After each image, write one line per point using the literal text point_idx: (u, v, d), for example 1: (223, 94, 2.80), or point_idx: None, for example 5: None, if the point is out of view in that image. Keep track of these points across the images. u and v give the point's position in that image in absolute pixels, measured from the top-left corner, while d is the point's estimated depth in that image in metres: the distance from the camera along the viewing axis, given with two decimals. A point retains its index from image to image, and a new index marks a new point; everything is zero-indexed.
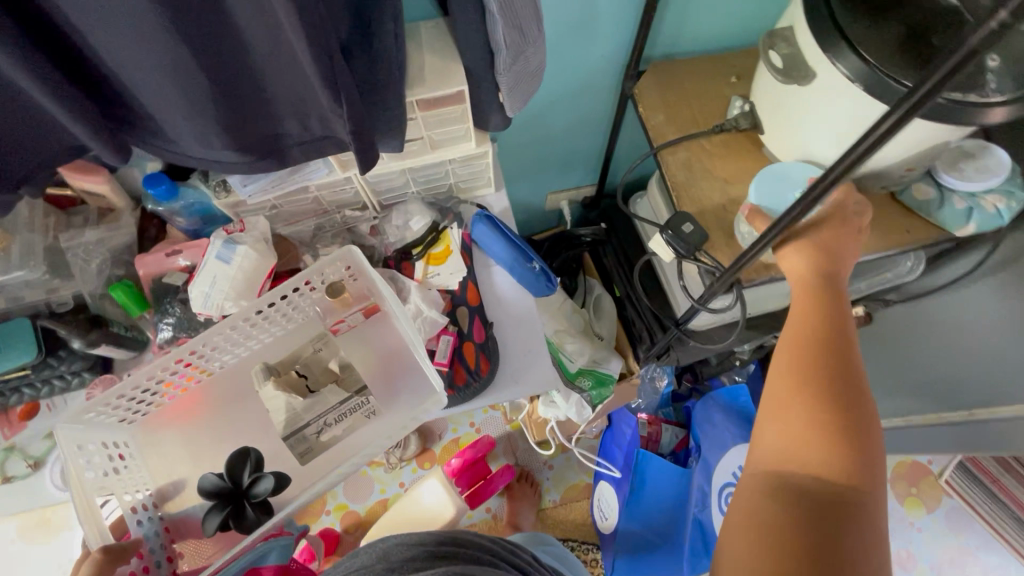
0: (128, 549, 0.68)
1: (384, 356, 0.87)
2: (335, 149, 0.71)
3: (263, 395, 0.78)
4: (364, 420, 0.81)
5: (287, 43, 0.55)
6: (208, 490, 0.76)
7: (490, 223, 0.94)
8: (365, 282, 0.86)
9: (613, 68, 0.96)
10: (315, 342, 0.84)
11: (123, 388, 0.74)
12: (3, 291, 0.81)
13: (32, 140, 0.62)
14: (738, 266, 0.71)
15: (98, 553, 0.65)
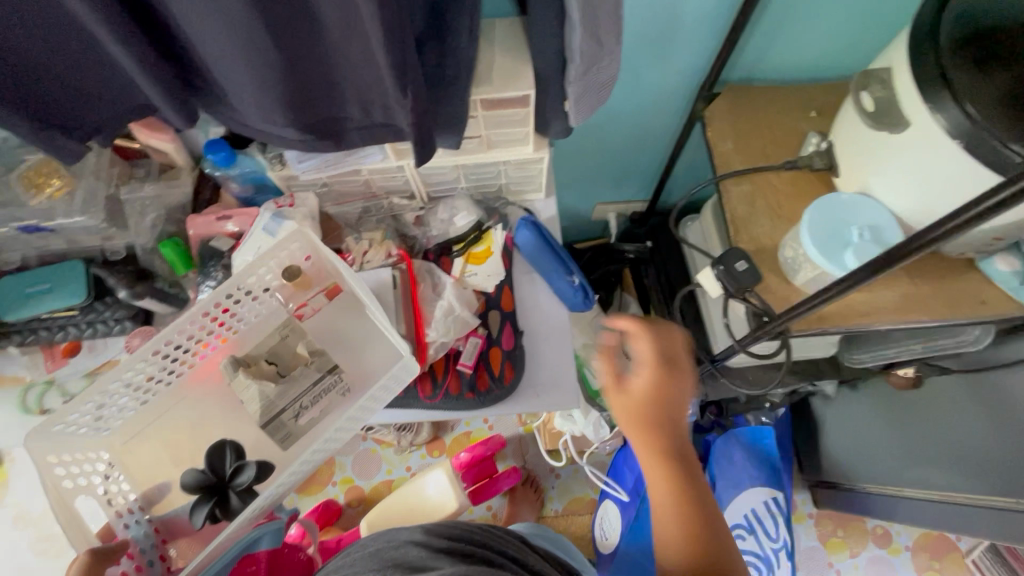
0: (115, 549, 0.66)
1: (360, 346, 0.82)
2: (391, 138, 0.70)
3: (238, 388, 0.76)
4: (341, 398, 0.78)
5: (360, 30, 0.54)
6: (191, 486, 0.73)
7: (536, 229, 0.91)
8: (322, 262, 0.83)
9: (686, 87, 0.92)
10: (280, 329, 0.79)
11: (96, 387, 0.71)
12: (63, 233, 0.86)
13: (109, 95, 0.64)
14: (804, 307, 0.68)
15: (85, 554, 0.63)
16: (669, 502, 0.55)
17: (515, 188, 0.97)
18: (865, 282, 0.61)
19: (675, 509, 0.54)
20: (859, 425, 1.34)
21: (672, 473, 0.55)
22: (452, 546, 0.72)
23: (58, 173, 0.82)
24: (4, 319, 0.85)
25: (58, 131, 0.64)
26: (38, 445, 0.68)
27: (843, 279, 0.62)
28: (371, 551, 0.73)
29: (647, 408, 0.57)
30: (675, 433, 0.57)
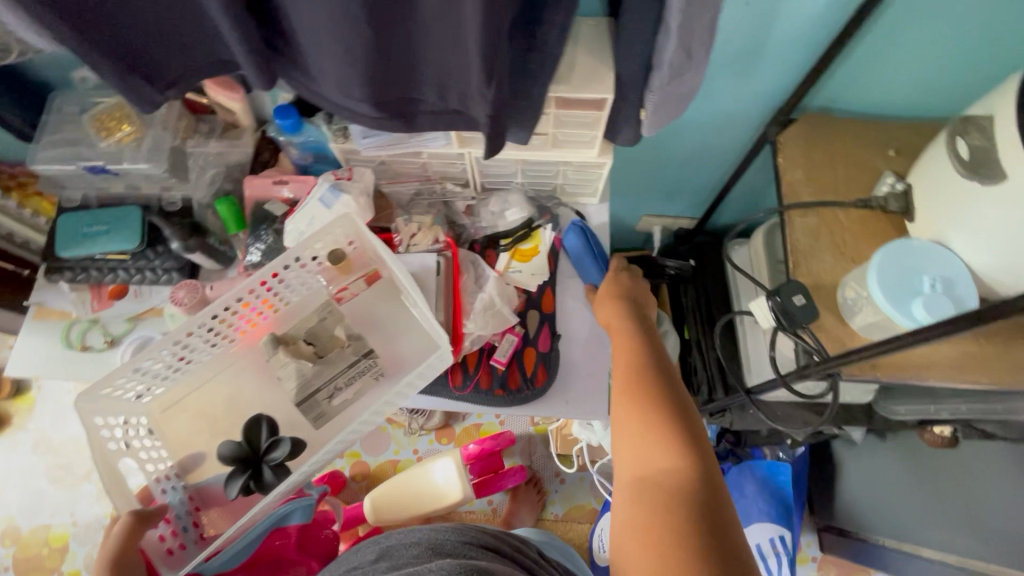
0: (155, 511, 0.71)
1: (398, 334, 0.83)
2: (461, 126, 0.69)
3: (275, 364, 0.79)
4: (373, 382, 0.79)
5: (456, 14, 0.53)
6: (227, 457, 0.75)
7: (585, 234, 0.91)
8: (366, 248, 0.83)
9: (761, 108, 0.89)
10: (320, 310, 0.81)
11: (143, 354, 0.74)
12: (126, 178, 0.87)
13: (193, 51, 0.65)
14: (868, 352, 0.65)
15: (127, 517, 0.69)
16: (628, 347, 0.71)
17: (570, 189, 0.95)
18: (948, 336, 0.57)
19: (630, 349, 0.70)
20: (883, 478, 1.30)
21: (635, 332, 0.74)
22: (460, 548, 0.72)
23: (128, 119, 0.84)
24: (59, 255, 0.87)
25: (140, 79, 0.65)
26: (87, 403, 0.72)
27: (926, 329, 0.59)
28: (384, 549, 0.74)
29: (621, 289, 0.84)
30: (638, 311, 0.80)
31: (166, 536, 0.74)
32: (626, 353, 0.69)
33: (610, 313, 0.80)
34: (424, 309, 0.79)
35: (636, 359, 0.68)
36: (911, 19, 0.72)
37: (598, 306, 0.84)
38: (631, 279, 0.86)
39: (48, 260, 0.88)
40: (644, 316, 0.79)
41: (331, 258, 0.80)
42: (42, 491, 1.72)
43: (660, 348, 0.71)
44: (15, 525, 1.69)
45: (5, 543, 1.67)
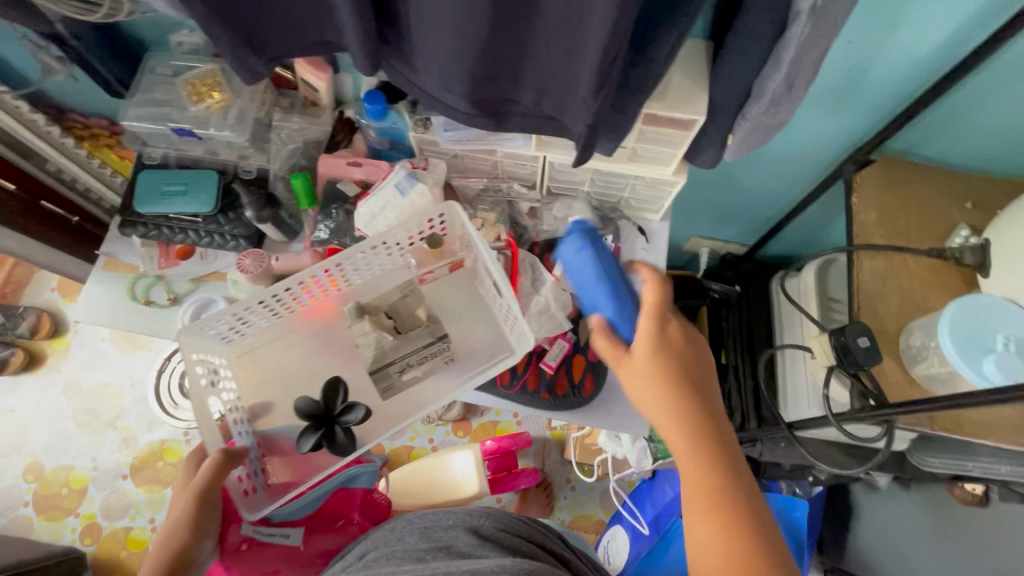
0: (239, 454, 0.71)
1: (470, 324, 0.88)
2: (550, 132, 0.70)
3: (357, 331, 0.85)
4: (444, 364, 0.85)
5: (576, 29, 0.54)
6: (303, 411, 0.81)
7: (587, 238, 0.72)
8: (457, 236, 0.87)
9: (837, 144, 0.89)
10: (403, 288, 0.86)
11: (237, 307, 0.79)
12: (209, 142, 0.90)
13: (304, 30, 0.66)
14: (932, 406, 0.64)
15: (217, 455, 0.69)
16: (691, 450, 0.59)
17: (635, 202, 0.96)
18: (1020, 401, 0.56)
19: (715, 503, 0.55)
20: (902, 528, 1.29)
21: (713, 458, 0.58)
22: (499, 535, 0.71)
23: (219, 86, 0.87)
24: (137, 210, 0.91)
25: (250, 51, 0.66)
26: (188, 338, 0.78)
27: (996, 390, 0.58)
28: (425, 527, 0.72)
29: (671, 362, 0.63)
30: (682, 374, 0.63)
31: (242, 477, 0.76)
32: (713, 516, 0.55)
33: (647, 389, 0.64)
34: (508, 308, 0.83)
35: (731, 527, 0.54)
36: (1013, 73, 0.71)
37: (642, 386, 0.64)
38: (677, 337, 0.65)
39: (125, 213, 0.92)
40: (711, 411, 0.61)
41: (429, 241, 0.84)
42: (68, 432, 1.76)
43: (749, 484, 0.57)
44: (39, 462, 1.73)
45: (28, 478, 1.72)
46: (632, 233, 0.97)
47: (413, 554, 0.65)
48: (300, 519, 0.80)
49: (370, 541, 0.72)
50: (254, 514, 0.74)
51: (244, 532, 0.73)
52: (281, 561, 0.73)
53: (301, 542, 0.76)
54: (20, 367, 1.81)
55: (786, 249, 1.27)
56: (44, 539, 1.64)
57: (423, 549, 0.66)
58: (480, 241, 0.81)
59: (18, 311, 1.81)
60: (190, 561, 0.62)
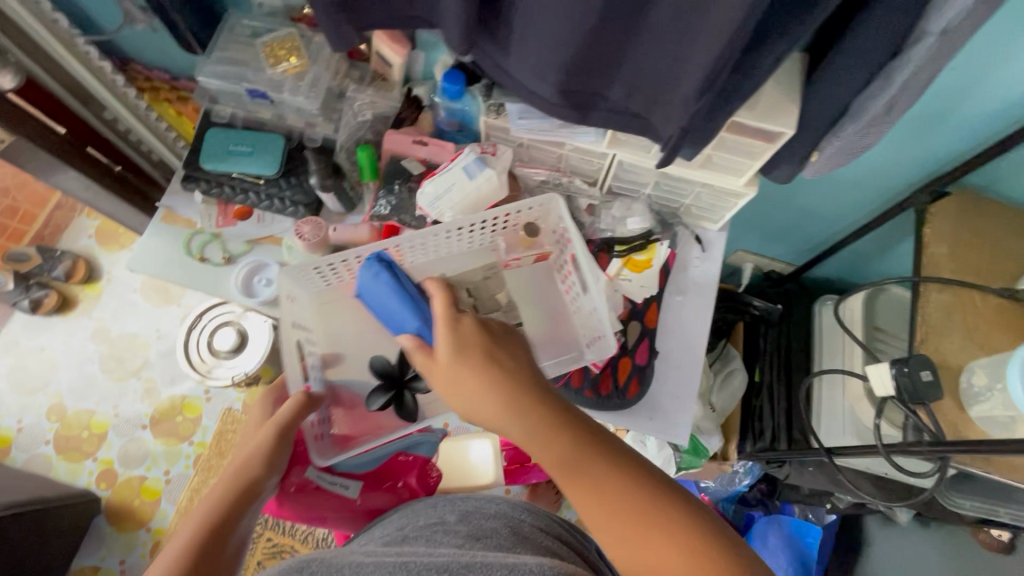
0: (316, 399, 0.77)
1: (543, 316, 0.90)
2: (633, 131, 0.70)
3: None
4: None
5: (689, 29, 0.53)
6: (377, 370, 0.84)
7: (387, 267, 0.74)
8: (552, 227, 0.89)
9: (911, 171, 0.88)
10: (485, 270, 0.90)
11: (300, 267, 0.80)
12: (281, 106, 0.91)
13: (400, 5, 0.66)
14: (998, 449, 0.62)
15: (300, 396, 0.74)
16: (530, 442, 0.57)
17: (695, 210, 0.95)
18: None
19: (579, 477, 0.54)
20: (914, 564, 1.28)
21: (552, 434, 0.56)
22: (537, 534, 0.73)
23: (297, 52, 0.87)
24: (202, 166, 0.91)
25: (343, 20, 0.66)
26: (288, 280, 0.81)
27: None
28: (463, 515, 0.75)
29: (475, 358, 0.61)
30: (483, 371, 0.60)
31: (315, 424, 0.80)
32: (584, 487, 0.54)
33: (464, 402, 0.61)
34: (592, 309, 0.86)
35: (605, 488, 0.53)
36: None
37: (462, 397, 0.61)
38: (466, 334, 0.63)
39: (189, 168, 0.92)
40: (526, 384, 0.60)
41: (526, 230, 0.87)
42: (93, 377, 1.79)
43: (596, 435, 0.57)
44: (63, 403, 1.76)
45: (51, 418, 1.75)
46: (688, 240, 0.97)
47: (455, 536, 0.68)
48: (359, 474, 0.87)
49: (408, 516, 0.79)
50: (322, 459, 0.80)
51: (304, 475, 0.80)
52: (332, 510, 0.82)
53: (356, 496, 0.84)
54: (53, 309, 1.83)
55: (832, 274, 1.25)
56: (62, 479, 1.67)
57: (464, 533, 0.69)
58: (575, 238, 0.84)
59: (56, 254, 1.84)
60: (254, 491, 0.66)
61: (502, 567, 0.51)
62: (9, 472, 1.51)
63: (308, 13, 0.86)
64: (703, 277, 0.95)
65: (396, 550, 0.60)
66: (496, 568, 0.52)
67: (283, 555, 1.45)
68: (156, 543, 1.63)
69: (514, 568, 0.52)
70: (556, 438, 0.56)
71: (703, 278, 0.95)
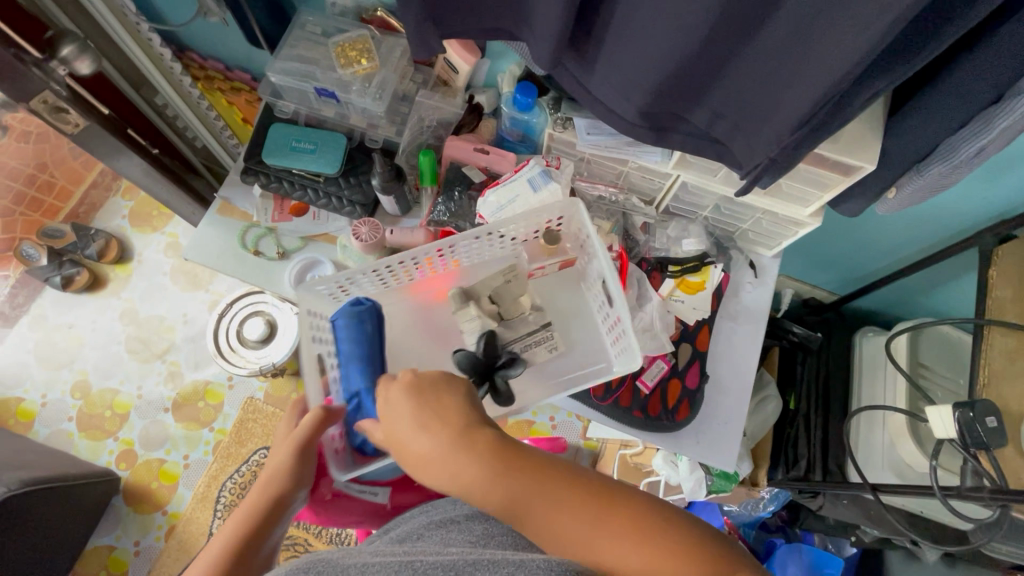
0: (336, 413, 0.70)
1: (566, 324, 0.89)
2: (710, 155, 0.69)
3: (461, 316, 0.84)
4: (545, 357, 0.86)
5: (794, 63, 0.52)
6: (465, 365, 0.76)
7: (375, 321, 0.78)
8: (576, 235, 0.86)
9: (975, 209, 0.87)
10: (506, 272, 0.86)
11: (345, 274, 0.80)
12: (346, 106, 0.91)
13: (490, 18, 0.65)
14: None
15: (316, 411, 0.68)
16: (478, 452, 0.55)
17: (751, 235, 0.94)
18: None
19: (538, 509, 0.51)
20: None
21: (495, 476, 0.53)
22: None
23: (368, 54, 0.87)
24: (264, 160, 0.92)
25: (433, 30, 0.66)
26: (307, 295, 0.79)
27: None
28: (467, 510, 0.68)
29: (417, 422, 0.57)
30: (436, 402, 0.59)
31: (336, 436, 0.77)
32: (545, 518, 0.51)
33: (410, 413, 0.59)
34: (613, 316, 0.84)
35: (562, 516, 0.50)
36: None
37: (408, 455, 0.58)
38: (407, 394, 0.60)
39: (251, 161, 0.92)
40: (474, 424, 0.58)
41: (547, 237, 0.84)
42: (118, 357, 1.80)
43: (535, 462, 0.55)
44: (87, 381, 1.77)
45: (75, 395, 1.75)
46: (741, 264, 0.96)
47: (469, 535, 0.61)
48: (388, 479, 0.85)
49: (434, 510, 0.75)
50: (343, 474, 0.77)
51: (333, 485, 0.80)
52: (366, 515, 0.83)
53: (386, 500, 0.85)
54: (82, 287, 1.83)
55: (873, 305, 1.24)
56: (82, 457, 1.67)
57: (478, 534, 0.61)
58: (599, 245, 0.80)
59: (90, 233, 1.82)
60: (286, 505, 0.65)
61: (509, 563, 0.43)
62: (32, 448, 1.51)
63: (379, 16, 0.88)
64: (755, 303, 0.94)
65: (407, 550, 0.53)
66: (504, 564, 0.43)
67: (298, 548, 1.45)
68: (172, 527, 1.63)
69: (523, 566, 0.42)
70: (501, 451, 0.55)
71: (754, 304, 0.94)
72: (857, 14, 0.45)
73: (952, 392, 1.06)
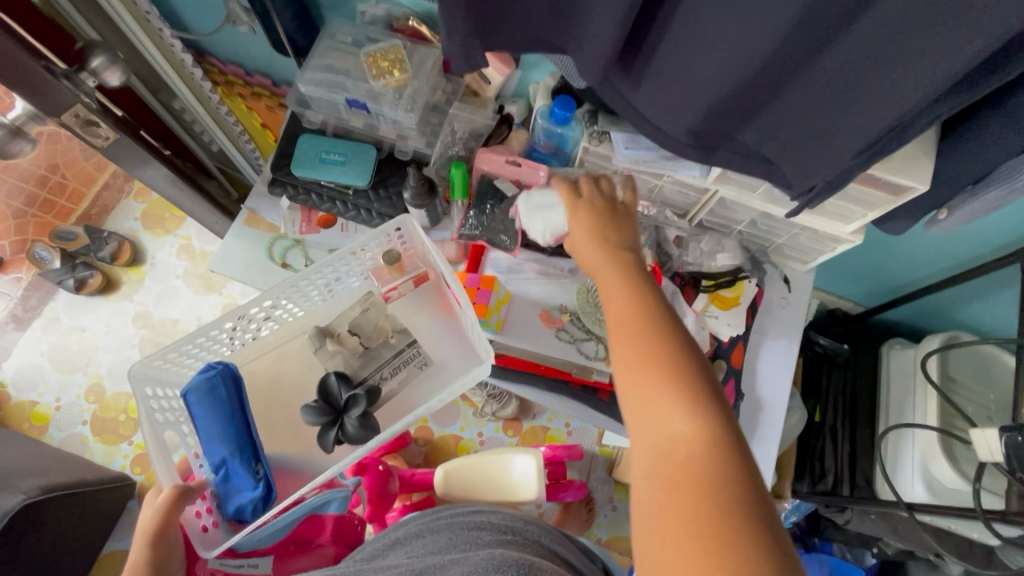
0: (195, 489, 0.74)
1: (436, 343, 0.90)
2: (757, 174, 0.68)
3: (323, 355, 0.86)
4: (406, 385, 0.87)
5: (859, 88, 0.51)
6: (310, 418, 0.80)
7: (233, 388, 0.76)
8: (416, 249, 0.89)
9: (1018, 225, 0.86)
10: (362, 302, 0.88)
11: (330, 262, 0.85)
12: (376, 118, 0.90)
13: (536, 32, 0.64)
14: None
15: (169, 491, 0.72)
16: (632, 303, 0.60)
17: (786, 249, 0.94)
18: None
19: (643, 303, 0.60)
20: None
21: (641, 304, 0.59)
22: (529, 533, 0.73)
23: (400, 65, 0.85)
24: (292, 172, 0.91)
25: (479, 46, 0.64)
26: (139, 374, 0.79)
27: None
28: (432, 525, 0.75)
29: (625, 221, 0.73)
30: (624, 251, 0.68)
31: (201, 513, 0.79)
32: (634, 310, 0.59)
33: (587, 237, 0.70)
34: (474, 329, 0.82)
35: (640, 322, 0.57)
36: None
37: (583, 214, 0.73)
38: (630, 216, 0.74)
39: (278, 172, 0.91)
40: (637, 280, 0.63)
41: (388, 257, 0.87)
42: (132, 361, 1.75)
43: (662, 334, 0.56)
44: (101, 384, 1.72)
45: (89, 398, 1.70)
46: (775, 279, 0.96)
47: (431, 546, 0.68)
48: (269, 547, 0.87)
49: (403, 525, 0.79)
50: (212, 550, 0.77)
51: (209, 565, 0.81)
52: None
53: (268, 570, 0.87)
54: (96, 290, 1.79)
55: (901, 317, 1.23)
56: (96, 461, 1.62)
57: (442, 544, 0.68)
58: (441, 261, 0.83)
59: (103, 236, 1.77)
60: None
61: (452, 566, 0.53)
62: (47, 454, 1.49)
63: (411, 26, 0.86)
64: (792, 319, 0.94)
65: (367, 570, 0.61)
66: (450, 565, 0.54)
67: None
68: None
69: (466, 561, 0.53)
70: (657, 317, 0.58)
71: (789, 319, 0.94)
72: (939, 44, 0.44)
73: (983, 407, 1.05)
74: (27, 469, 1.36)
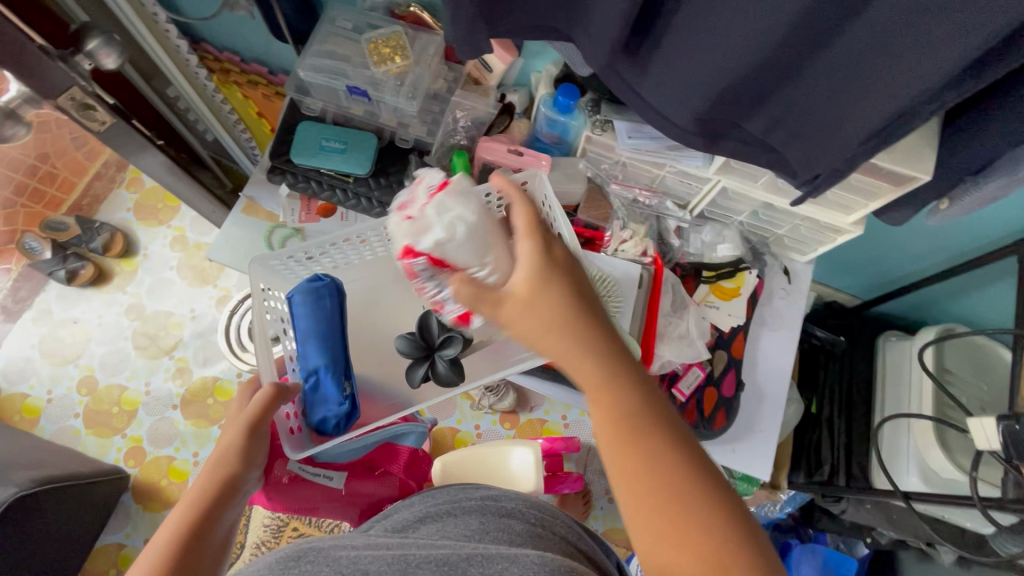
0: (289, 390, 0.73)
1: None
2: (762, 163, 0.68)
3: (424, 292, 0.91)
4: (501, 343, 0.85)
5: (865, 74, 0.50)
6: (403, 349, 0.86)
7: (337, 298, 0.82)
8: None
9: (1013, 217, 0.87)
10: None
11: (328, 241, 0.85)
12: (377, 105, 0.89)
13: (542, 17, 0.63)
14: None
15: (269, 387, 0.70)
16: (638, 458, 0.46)
17: (786, 241, 0.95)
18: None
19: (635, 455, 0.46)
20: None
21: (654, 453, 0.46)
22: (550, 524, 0.70)
23: (402, 51, 0.84)
24: (293, 159, 0.90)
25: (484, 30, 0.63)
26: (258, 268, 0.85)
27: None
28: (462, 505, 0.71)
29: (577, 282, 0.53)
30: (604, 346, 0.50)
31: (290, 415, 0.80)
32: (645, 461, 0.46)
33: (546, 333, 0.50)
34: None
35: (661, 488, 0.45)
36: None
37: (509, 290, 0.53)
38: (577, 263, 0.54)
39: (278, 159, 0.90)
40: (633, 407, 0.48)
41: None
42: (125, 352, 1.72)
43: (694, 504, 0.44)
44: (94, 376, 1.69)
45: (81, 391, 1.68)
46: (776, 270, 0.96)
47: (464, 528, 0.62)
48: (344, 463, 0.88)
49: (431, 505, 0.73)
50: (298, 453, 0.78)
51: (289, 469, 0.80)
52: (321, 501, 0.84)
53: (342, 485, 0.86)
54: (87, 281, 1.76)
55: (896, 310, 1.24)
56: (90, 454, 1.60)
57: (474, 527, 0.63)
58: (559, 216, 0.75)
59: (95, 226, 1.74)
60: (236, 488, 0.62)
61: (502, 560, 0.45)
62: (36, 446, 1.45)
63: (413, 12, 0.85)
64: (791, 310, 0.94)
65: (404, 540, 0.53)
66: (496, 560, 0.45)
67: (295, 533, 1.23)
68: None
69: (516, 562, 0.45)
70: (676, 471, 0.45)
71: (789, 310, 0.95)
72: (944, 32, 0.44)
73: (977, 398, 1.07)
74: (17, 460, 1.34)
